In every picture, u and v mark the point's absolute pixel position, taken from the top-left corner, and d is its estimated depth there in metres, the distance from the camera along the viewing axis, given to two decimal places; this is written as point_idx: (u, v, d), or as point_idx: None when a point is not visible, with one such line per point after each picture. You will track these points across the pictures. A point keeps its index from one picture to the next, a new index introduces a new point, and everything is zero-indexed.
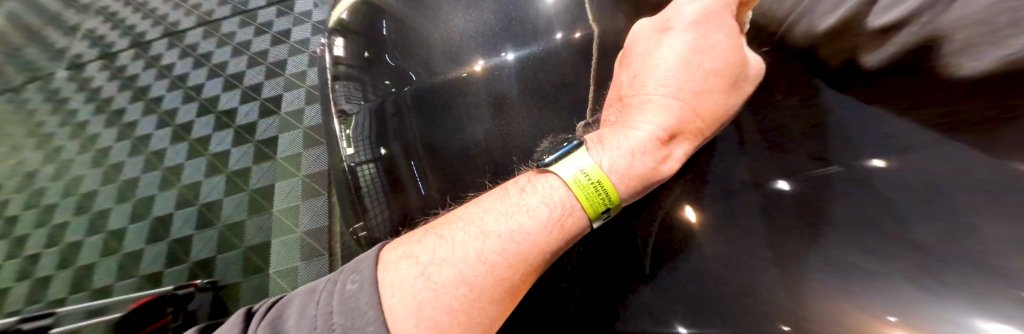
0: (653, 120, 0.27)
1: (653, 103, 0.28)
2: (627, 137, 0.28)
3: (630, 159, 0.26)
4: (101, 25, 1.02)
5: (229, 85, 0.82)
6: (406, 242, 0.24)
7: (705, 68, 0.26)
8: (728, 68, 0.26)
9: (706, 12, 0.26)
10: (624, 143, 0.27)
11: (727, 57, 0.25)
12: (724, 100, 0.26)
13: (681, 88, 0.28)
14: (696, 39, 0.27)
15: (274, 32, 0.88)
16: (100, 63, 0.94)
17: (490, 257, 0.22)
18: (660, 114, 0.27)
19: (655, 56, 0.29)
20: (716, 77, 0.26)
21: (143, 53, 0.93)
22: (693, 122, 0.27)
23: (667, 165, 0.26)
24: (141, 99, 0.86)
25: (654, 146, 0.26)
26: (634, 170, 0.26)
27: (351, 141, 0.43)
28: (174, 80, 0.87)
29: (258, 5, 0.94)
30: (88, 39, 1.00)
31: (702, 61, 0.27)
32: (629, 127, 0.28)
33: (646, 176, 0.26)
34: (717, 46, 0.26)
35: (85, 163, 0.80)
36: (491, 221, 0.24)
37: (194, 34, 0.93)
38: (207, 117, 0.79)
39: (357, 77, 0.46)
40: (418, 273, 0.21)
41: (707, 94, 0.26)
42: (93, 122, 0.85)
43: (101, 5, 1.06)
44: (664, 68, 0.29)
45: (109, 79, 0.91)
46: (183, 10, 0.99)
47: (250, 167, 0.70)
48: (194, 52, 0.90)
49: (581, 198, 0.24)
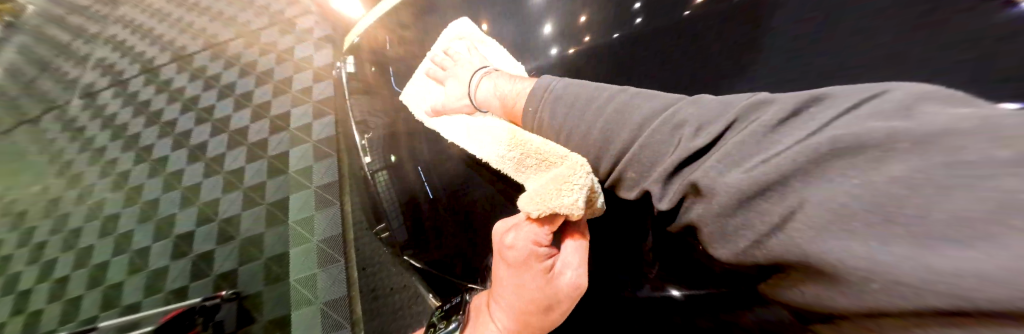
0: (501, 316, 0.31)
1: (503, 310, 0.31)
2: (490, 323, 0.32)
3: None
4: (110, 53, 1.06)
5: (238, 105, 0.86)
6: None
7: (529, 296, 0.28)
8: (542, 299, 0.28)
9: (521, 246, 0.28)
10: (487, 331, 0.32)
11: (541, 289, 0.28)
12: (553, 309, 0.29)
13: (517, 300, 0.29)
14: (518, 261, 0.28)
15: (278, 51, 0.92)
16: (113, 90, 0.98)
17: None
18: (505, 316, 0.31)
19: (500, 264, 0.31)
20: (537, 298, 0.28)
21: (155, 78, 0.97)
22: (535, 320, 0.29)
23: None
24: (156, 123, 0.89)
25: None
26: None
27: (368, 151, 0.51)
28: (186, 102, 0.90)
29: (261, 26, 0.98)
30: (100, 68, 1.04)
31: (530, 283, 0.28)
32: (489, 320, 0.32)
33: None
34: (536, 280, 0.28)
35: (106, 187, 0.83)
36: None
37: (201, 57, 0.97)
38: (220, 137, 0.82)
39: (372, 93, 0.55)
40: None
41: (538, 309, 0.28)
42: (111, 147, 0.89)
43: (110, 35, 1.11)
44: (506, 281, 0.30)
45: (124, 105, 0.95)
46: (189, 35, 1.03)
47: (264, 181, 0.74)
48: (203, 75, 0.94)
49: None
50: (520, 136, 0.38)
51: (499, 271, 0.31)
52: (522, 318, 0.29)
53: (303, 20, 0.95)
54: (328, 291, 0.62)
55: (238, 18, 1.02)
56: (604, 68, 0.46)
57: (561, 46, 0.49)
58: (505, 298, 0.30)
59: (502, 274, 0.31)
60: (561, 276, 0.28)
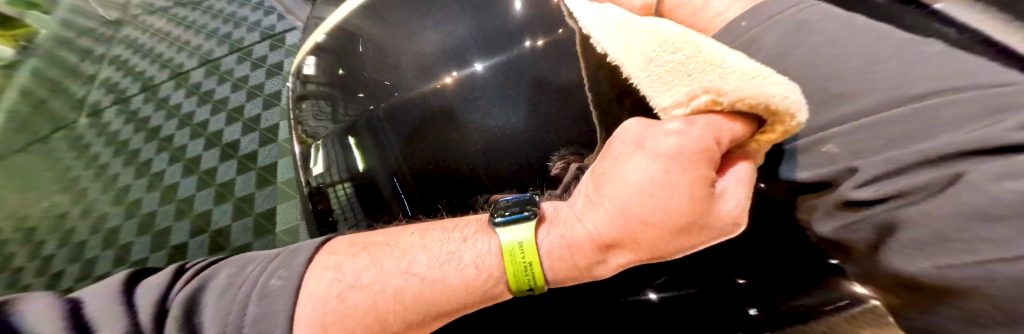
0: (591, 223, 0.26)
1: (600, 214, 0.26)
2: (575, 224, 0.27)
3: (563, 251, 0.26)
4: (114, 73, 1.12)
5: (230, 119, 0.89)
6: (338, 251, 0.28)
7: (650, 208, 0.22)
8: (685, 214, 0.21)
9: (687, 138, 0.21)
10: (571, 230, 0.27)
11: (677, 210, 0.21)
12: (677, 236, 0.22)
13: (628, 206, 0.23)
14: (666, 159, 0.22)
15: (268, 65, 0.95)
16: (116, 108, 1.03)
17: (406, 297, 0.25)
18: (603, 219, 0.25)
19: (629, 160, 0.25)
20: (671, 211, 0.21)
21: (154, 95, 1.01)
22: (641, 237, 0.23)
23: (603, 271, 0.26)
24: (154, 138, 0.93)
25: (592, 247, 0.25)
26: (567, 258, 0.26)
27: (319, 161, 0.45)
28: (182, 118, 0.94)
29: (253, 42, 1.01)
30: (105, 87, 1.09)
31: (672, 185, 0.21)
32: (572, 223, 0.27)
33: (576, 272, 0.26)
34: (678, 195, 0.21)
35: (110, 201, 0.87)
36: (417, 262, 0.27)
37: (198, 74, 1.01)
38: (214, 150, 0.85)
39: (325, 95, 0.49)
40: (333, 277, 0.26)
41: (649, 228, 0.23)
42: (114, 162, 0.93)
43: (114, 55, 1.16)
44: (628, 177, 0.24)
45: (126, 122, 0.99)
46: (187, 52, 1.08)
47: (254, 192, 0.76)
48: (199, 91, 0.97)
49: (508, 275, 0.26)
50: (694, 58, 0.25)
51: (623, 169, 0.25)
52: (632, 223, 0.23)
53: (293, 35, 0.99)
54: None
55: (232, 34, 1.06)
56: (570, 63, 0.45)
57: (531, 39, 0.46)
58: (616, 193, 0.25)
59: (624, 170, 0.25)
60: (718, 206, 0.20)
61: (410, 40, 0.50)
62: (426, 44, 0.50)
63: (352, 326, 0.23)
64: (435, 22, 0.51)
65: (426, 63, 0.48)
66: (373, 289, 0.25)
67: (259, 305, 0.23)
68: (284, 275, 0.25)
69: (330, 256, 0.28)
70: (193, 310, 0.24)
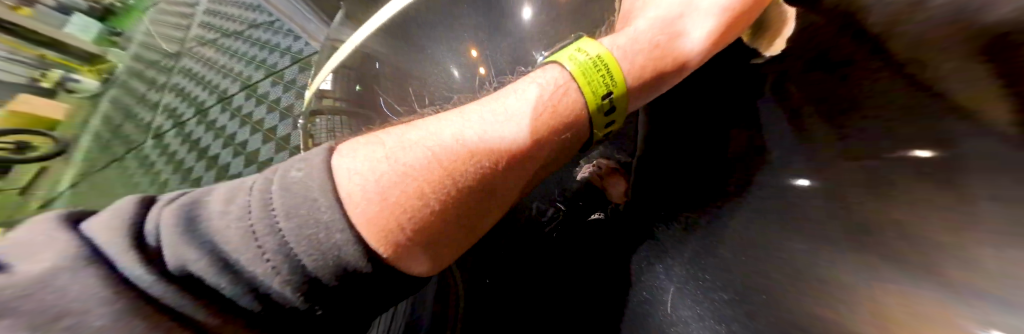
0: (659, 9, 0.30)
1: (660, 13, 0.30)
2: (635, 25, 0.30)
3: (634, 39, 0.28)
4: (173, 98, 1.27)
5: (265, 138, 0.96)
6: (367, 137, 0.22)
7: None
8: None
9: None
10: (636, 27, 0.30)
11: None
12: None
13: None
14: None
15: (298, 86, 1.02)
16: (175, 130, 1.16)
17: (471, 138, 0.21)
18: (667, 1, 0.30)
19: None
20: None
21: (204, 118, 1.13)
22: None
23: (685, 47, 0.28)
24: (203, 157, 1.03)
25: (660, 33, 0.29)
26: (637, 51, 0.27)
27: None
28: (226, 138, 1.04)
29: (284, 65, 1.10)
30: (166, 111, 1.24)
31: None
32: (631, 25, 0.30)
33: (655, 54, 0.28)
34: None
35: None
36: (475, 110, 0.24)
37: (239, 97, 1.11)
38: (251, 167, 0.93)
39: (342, 112, 0.52)
40: (377, 153, 0.20)
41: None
42: (172, 179, 1.05)
43: (173, 83, 1.32)
44: None
45: (181, 143, 1.11)
46: (231, 78, 1.19)
47: None
48: (240, 113, 1.07)
49: (581, 74, 0.25)
50: None
51: None
52: None
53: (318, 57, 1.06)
54: None
55: (268, 59, 1.15)
56: None
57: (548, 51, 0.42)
58: None
59: None
60: None
61: (421, 56, 0.50)
62: (436, 58, 0.49)
63: (414, 188, 0.18)
64: (446, 38, 0.49)
65: (437, 78, 0.48)
66: (423, 145, 0.20)
67: (286, 195, 0.16)
68: (301, 166, 0.18)
69: (354, 142, 0.21)
70: (197, 221, 0.16)
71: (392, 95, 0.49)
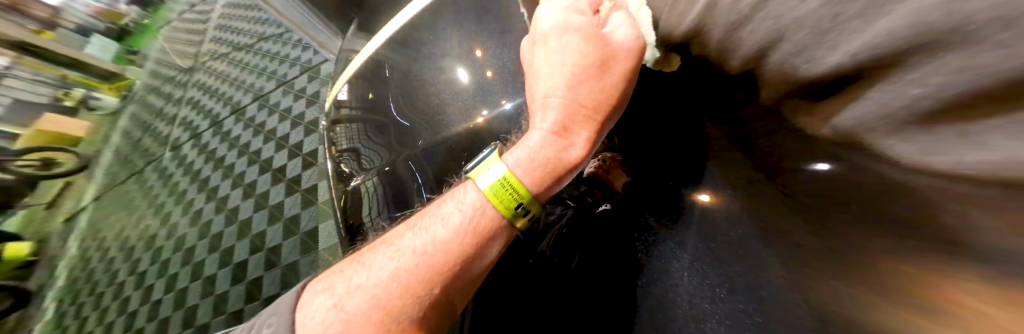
0: (545, 120, 0.29)
1: (552, 108, 0.28)
2: (529, 137, 0.30)
3: (527, 159, 0.29)
4: (189, 111, 1.32)
5: (279, 146, 0.99)
6: (334, 274, 0.31)
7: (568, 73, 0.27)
8: (602, 57, 0.26)
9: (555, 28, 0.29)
10: (528, 142, 0.29)
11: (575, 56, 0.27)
12: (603, 78, 0.26)
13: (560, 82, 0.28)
14: (572, 13, 0.29)
15: (308, 95, 1.05)
16: (191, 142, 1.20)
17: (403, 274, 0.27)
18: (552, 111, 0.28)
19: (541, 67, 0.30)
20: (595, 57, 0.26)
21: (219, 130, 1.17)
22: (580, 110, 0.27)
23: (571, 157, 0.28)
24: (220, 167, 1.07)
25: (554, 137, 0.28)
26: (538, 163, 0.28)
27: (364, 194, 0.51)
28: (241, 148, 1.07)
29: (293, 76, 1.14)
30: (182, 124, 1.29)
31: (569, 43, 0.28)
32: (530, 134, 0.30)
33: (549, 168, 0.28)
34: (574, 41, 0.27)
35: (187, 223, 1.01)
36: (406, 240, 0.29)
37: (251, 108, 1.15)
38: (266, 175, 0.96)
39: (355, 119, 0.54)
40: (338, 300, 0.28)
41: (581, 85, 0.27)
42: (189, 190, 1.08)
43: (188, 97, 1.38)
44: (547, 66, 0.30)
45: (198, 154, 1.15)
46: (244, 90, 1.24)
47: (299, 212, 0.84)
48: (253, 123, 1.10)
49: (489, 201, 0.29)
50: None
51: (540, 66, 0.30)
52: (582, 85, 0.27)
53: (326, 66, 1.10)
54: None
55: (278, 70, 1.19)
56: None
57: None
58: (547, 84, 0.29)
59: (543, 64, 0.30)
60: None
61: (426, 59, 0.52)
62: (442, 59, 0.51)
63: (365, 323, 0.27)
64: (450, 41, 0.51)
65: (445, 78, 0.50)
66: (367, 287, 0.28)
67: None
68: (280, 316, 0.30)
69: (323, 282, 0.31)
70: None
71: (402, 98, 0.51)
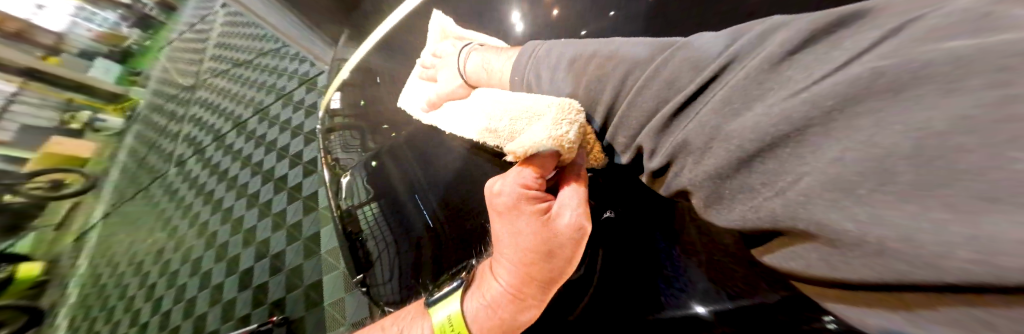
0: (497, 283, 0.32)
1: (501, 276, 0.32)
2: (484, 292, 0.33)
3: (482, 316, 0.33)
4: (192, 127, 1.36)
5: (280, 156, 1.03)
6: None
7: (519, 252, 0.30)
8: (542, 239, 0.29)
9: (509, 202, 0.31)
10: (483, 298, 0.33)
11: (523, 242, 0.29)
12: (547, 263, 0.29)
13: (511, 259, 0.31)
14: (518, 174, 0.31)
15: (306, 106, 1.09)
16: (195, 157, 1.24)
17: None
18: (501, 282, 0.32)
19: (496, 230, 0.33)
20: (535, 247, 0.29)
21: (222, 143, 1.21)
22: (527, 288, 0.30)
23: (523, 317, 0.32)
24: (224, 179, 1.11)
25: (506, 303, 0.31)
26: (491, 321, 0.32)
27: (348, 192, 0.54)
28: (244, 160, 1.11)
29: (292, 88, 1.18)
30: (186, 140, 1.33)
31: (518, 227, 0.30)
32: (487, 284, 0.34)
33: (499, 327, 0.32)
34: (523, 223, 0.29)
35: (194, 235, 1.04)
36: None
37: (253, 121, 1.19)
38: (268, 185, 0.99)
39: (351, 127, 0.57)
40: None
41: (530, 266, 0.29)
42: (195, 202, 1.12)
43: (191, 114, 1.42)
44: (501, 238, 0.32)
45: (202, 168, 1.19)
46: (245, 104, 1.28)
47: (301, 218, 0.87)
48: (255, 135, 1.14)
49: None
50: None
51: (497, 231, 0.33)
52: (524, 267, 0.30)
53: (323, 77, 1.14)
54: (354, 313, 0.72)
55: (277, 84, 1.24)
56: None
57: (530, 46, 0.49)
58: (503, 254, 0.32)
59: (498, 234, 0.32)
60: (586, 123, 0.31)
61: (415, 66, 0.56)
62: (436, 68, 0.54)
63: None
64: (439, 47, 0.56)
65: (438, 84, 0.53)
66: None
67: None
68: None
69: None
70: None
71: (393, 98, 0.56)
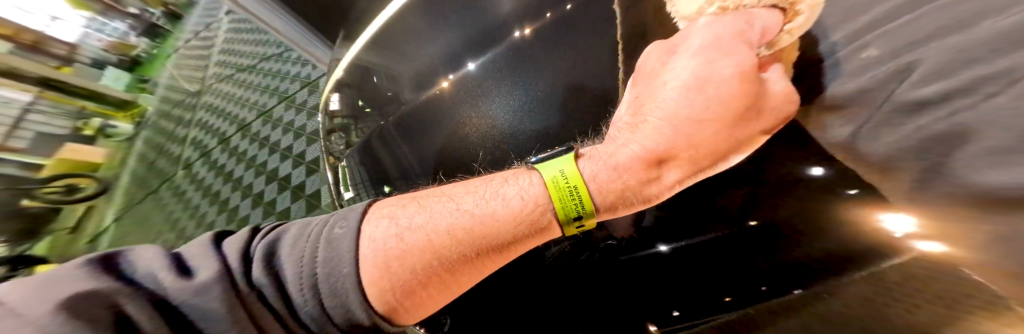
0: (642, 139, 0.26)
1: (647, 129, 0.26)
2: (617, 150, 0.27)
3: (610, 175, 0.27)
4: (199, 131, 1.40)
5: (283, 157, 1.05)
6: (393, 205, 0.29)
7: (707, 102, 0.23)
8: (743, 92, 0.21)
9: (723, 30, 0.23)
10: (615, 155, 0.27)
11: (727, 85, 0.22)
12: (728, 128, 0.23)
13: (678, 108, 0.24)
14: (715, 38, 0.23)
15: (308, 107, 1.12)
16: (202, 160, 1.27)
17: (444, 227, 0.26)
18: (650, 134, 0.25)
19: (664, 81, 0.26)
20: (731, 95, 0.22)
21: (228, 145, 1.24)
22: (688, 150, 0.24)
23: (652, 190, 0.27)
24: (230, 179, 1.14)
25: (644, 166, 0.26)
26: (613, 183, 0.27)
27: (350, 187, 0.55)
28: (248, 161, 1.14)
29: (294, 90, 1.21)
30: (194, 143, 1.36)
31: (715, 60, 0.22)
32: (619, 146, 0.28)
33: (623, 195, 0.27)
34: (722, 76, 0.22)
35: (202, 235, 1.07)
36: (466, 202, 0.28)
37: (257, 123, 1.22)
38: (273, 184, 1.01)
39: (349, 122, 0.59)
40: (397, 230, 0.26)
41: (707, 125, 0.23)
42: (203, 203, 1.15)
43: (198, 118, 1.46)
44: (669, 85, 0.25)
45: (209, 170, 1.22)
46: (249, 107, 1.31)
47: (305, 216, 0.89)
48: (259, 137, 1.17)
49: (554, 199, 0.27)
50: None
51: (662, 82, 0.26)
52: (695, 121, 0.23)
53: (324, 78, 1.17)
54: None
55: (279, 87, 1.27)
56: (554, 49, 0.46)
57: (519, 29, 0.49)
58: (662, 107, 0.25)
59: (666, 80, 0.26)
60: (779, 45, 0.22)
61: (409, 59, 0.58)
62: (425, 60, 0.56)
63: (411, 260, 0.25)
64: (434, 39, 0.57)
65: (421, 77, 0.56)
66: (426, 229, 0.26)
67: None
68: (342, 226, 0.25)
69: (382, 208, 0.28)
70: None
71: (389, 88, 0.58)
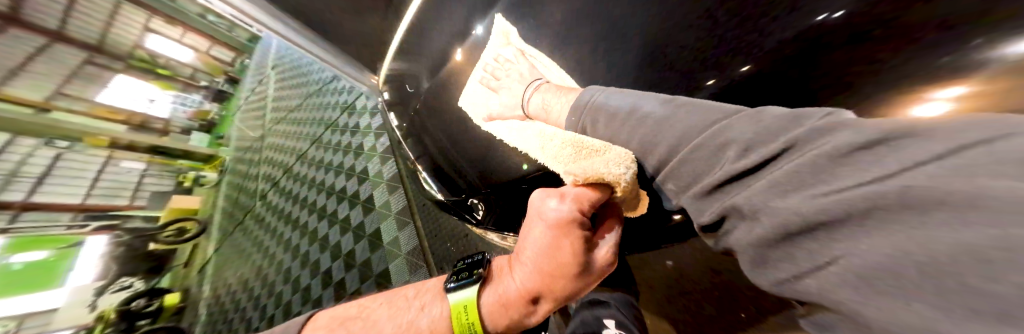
0: (520, 277, 0.45)
1: (525, 272, 0.44)
2: (513, 280, 0.46)
3: (500, 296, 0.46)
4: (269, 167, 1.65)
5: (337, 171, 1.20)
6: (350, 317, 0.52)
7: (550, 267, 0.41)
8: (564, 263, 0.40)
9: (562, 213, 0.40)
10: (511, 284, 0.46)
11: (561, 256, 0.40)
12: (567, 280, 0.41)
13: (539, 266, 0.42)
14: (557, 204, 0.41)
15: (350, 126, 1.28)
16: (274, 190, 1.49)
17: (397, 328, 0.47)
18: (527, 277, 0.44)
19: (533, 235, 0.44)
20: (560, 266, 0.40)
21: (292, 172, 1.45)
22: (547, 288, 0.42)
23: (530, 315, 0.46)
24: (297, 200, 1.31)
25: (522, 295, 0.44)
26: (504, 307, 0.45)
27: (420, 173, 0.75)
28: (311, 181, 1.31)
29: (336, 116, 1.39)
30: (266, 178, 1.61)
31: (556, 244, 0.40)
32: (509, 279, 0.46)
33: (509, 314, 0.46)
34: (563, 241, 0.40)
35: (283, 250, 1.24)
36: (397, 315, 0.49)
37: (312, 150, 1.41)
38: (332, 198, 1.16)
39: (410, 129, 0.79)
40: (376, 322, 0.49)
41: (553, 276, 0.41)
42: (279, 225, 1.34)
43: (267, 157, 1.73)
44: (533, 246, 0.43)
45: (280, 197, 1.43)
46: (303, 139, 1.52)
47: (362, 219, 1.00)
48: (316, 161, 1.35)
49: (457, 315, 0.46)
50: None
51: (535, 235, 0.43)
52: (545, 273, 0.41)
53: (362, 101, 1.33)
54: None
55: (326, 116, 1.46)
56: None
57: None
58: (529, 258, 0.44)
59: (533, 239, 0.43)
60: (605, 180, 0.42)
61: None
62: None
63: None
64: None
65: None
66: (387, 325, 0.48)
67: None
68: None
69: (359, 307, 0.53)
70: None
71: None
